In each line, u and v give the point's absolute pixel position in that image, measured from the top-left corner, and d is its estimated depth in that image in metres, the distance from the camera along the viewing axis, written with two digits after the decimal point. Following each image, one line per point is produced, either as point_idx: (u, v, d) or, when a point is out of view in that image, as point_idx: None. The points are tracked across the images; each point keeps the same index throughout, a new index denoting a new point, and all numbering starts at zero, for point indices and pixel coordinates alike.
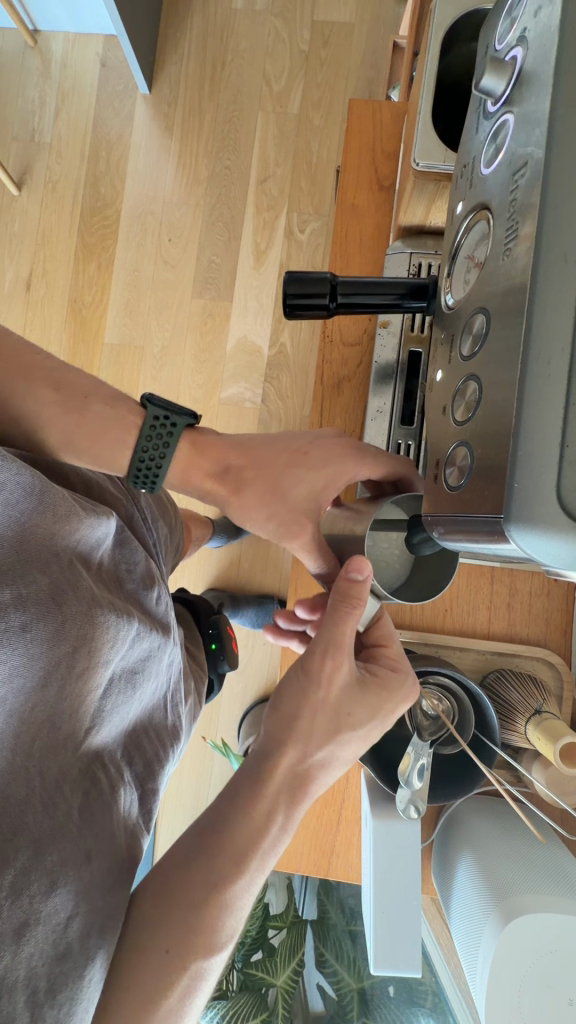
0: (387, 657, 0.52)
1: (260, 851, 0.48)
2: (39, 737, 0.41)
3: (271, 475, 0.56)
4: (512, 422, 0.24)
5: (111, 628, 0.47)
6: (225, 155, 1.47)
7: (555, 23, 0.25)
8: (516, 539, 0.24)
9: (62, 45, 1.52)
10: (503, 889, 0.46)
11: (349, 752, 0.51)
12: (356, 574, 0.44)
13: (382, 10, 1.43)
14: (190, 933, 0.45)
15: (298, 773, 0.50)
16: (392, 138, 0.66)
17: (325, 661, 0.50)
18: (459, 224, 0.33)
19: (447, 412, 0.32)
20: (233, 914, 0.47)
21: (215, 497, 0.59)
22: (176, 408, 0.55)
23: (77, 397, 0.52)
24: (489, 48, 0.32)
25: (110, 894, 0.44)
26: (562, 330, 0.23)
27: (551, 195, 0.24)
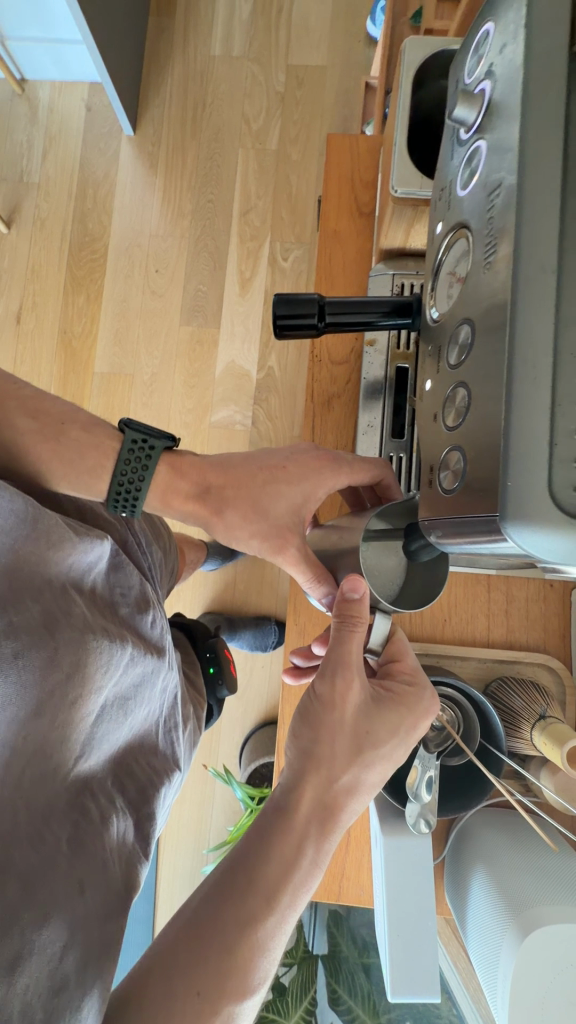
0: (403, 672, 0.48)
1: (292, 886, 0.42)
2: (28, 767, 0.41)
3: (250, 493, 0.54)
4: (501, 424, 0.25)
5: (103, 656, 0.47)
6: (209, 190, 1.52)
7: (519, 59, 0.27)
8: (514, 537, 0.25)
9: (48, 93, 1.59)
10: (520, 903, 0.45)
11: (376, 775, 0.46)
12: (352, 596, 0.43)
13: (353, 52, 1.51)
14: (225, 975, 0.39)
15: (326, 800, 0.45)
16: (370, 169, 0.69)
17: (335, 682, 0.46)
18: (440, 243, 0.34)
19: (438, 417, 0.33)
20: (267, 958, 0.41)
21: (196, 516, 0.56)
22: (155, 430, 0.54)
23: (55, 425, 0.52)
24: (459, 82, 0.33)
25: (107, 923, 0.42)
26: (544, 337, 0.25)
27: (526, 212, 0.25)
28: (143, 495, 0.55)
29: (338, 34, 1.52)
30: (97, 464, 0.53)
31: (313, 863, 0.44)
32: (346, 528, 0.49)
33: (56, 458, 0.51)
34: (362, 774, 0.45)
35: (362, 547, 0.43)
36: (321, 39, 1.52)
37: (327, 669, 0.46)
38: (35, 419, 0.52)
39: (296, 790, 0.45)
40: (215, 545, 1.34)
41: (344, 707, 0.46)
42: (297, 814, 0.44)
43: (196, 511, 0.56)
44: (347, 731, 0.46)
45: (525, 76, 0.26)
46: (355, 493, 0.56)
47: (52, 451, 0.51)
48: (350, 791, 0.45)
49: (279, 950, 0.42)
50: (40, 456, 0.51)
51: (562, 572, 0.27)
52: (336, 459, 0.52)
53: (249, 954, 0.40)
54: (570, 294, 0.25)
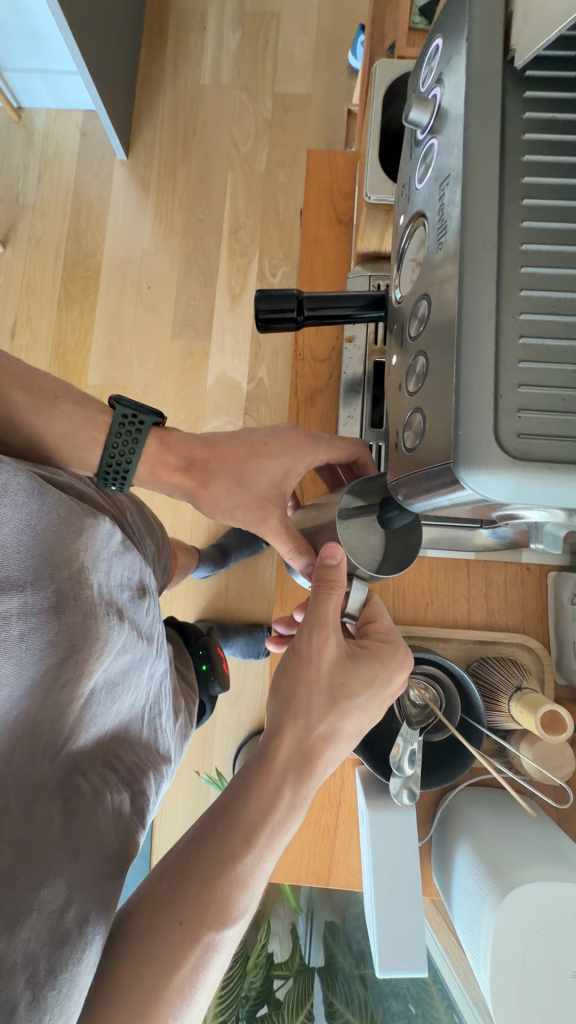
0: (378, 632, 0.50)
1: (270, 827, 0.44)
2: (19, 744, 0.42)
3: (234, 466, 0.58)
4: (454, 380, 0.28)
5: (102, 640, 0.48)
6: (199, 209, 1.58)
7: (463, 65, 0.30)
8: (472, 484, 0.27)
9: (44, 119, 1.65)
10: (500, 867, 0.46)
11: (353, 727, 0.48)
12: (331, 561, 0.46)
13: (336, 81, 1.59)
14: (206, 904, 0.42)
15: (304, 748, 0.47)
16: (348, 180, 0.74)
17: (312, 637, 0.48)
18: (403, 232, 0.37)
19: (402, 388, 0.35)
20: (248, 891, 0.43)
21: (183, 489, 0.61)
22: (143, 406, 0.58)
23: (48, 397, 0.55)
24: (415, 90, 0.37)
25: (105, 884, 0.44)
26: (487, 303, 0.28)
27: (471, 194, 0.28)
28: (133, 468, 0.60)
29: (321, 64, 1.60)
30: (90, 438, 0.57)
31: (292, 806, 0.46)
32: (325, 504, 0.52)
33: (50, 429, 0.56)
34: (339, 723, 0.47)
35: (338, 522, 0.47)
36: (306, 68, 1.60)
37: (304, 627, 0.49)
38: (29, 391, 0.55)
39: (275, 737, 0.47)
40: (207, 551, 1.35)
41: (320, 660, 0.48)
42: (276, 761, 0.46)
43: (184, 483, 0.61)
44: (323, 683, 0.48)
45: (467, 75, 0.29)
46: (333, 471, 0.59)
47: (47, 420, 0.55)
48: (326, 739, 0.47)
49: (261, 889, 0.44)
50: (35, 426, 0.55)
51: (515, 516, 0.29)
52: (314, 436, 0.56)
53: (228, 887, 0.42)
54: (510, 266, 0.28)
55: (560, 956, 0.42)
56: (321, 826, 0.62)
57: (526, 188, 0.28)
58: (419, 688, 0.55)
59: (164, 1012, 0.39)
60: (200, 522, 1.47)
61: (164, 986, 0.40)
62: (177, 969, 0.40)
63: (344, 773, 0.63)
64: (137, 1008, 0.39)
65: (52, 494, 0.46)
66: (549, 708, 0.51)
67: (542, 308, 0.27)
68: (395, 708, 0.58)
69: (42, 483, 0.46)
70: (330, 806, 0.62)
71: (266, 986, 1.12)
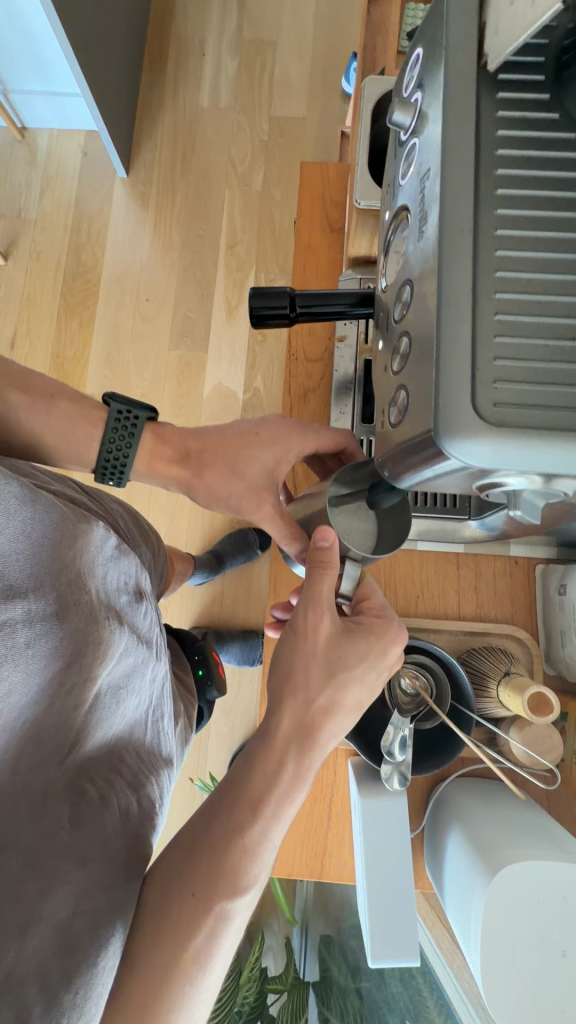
0: (372, 606, 0.52)
1: (276, 798, 0.46)
2: (26, 751, 0.42)
3: (227, 456, 0.60)
4: (434, 357, 0.30)
5: (106, 643, 0.48)
6: (197, 225, 1.62)
7: (441, 68, 0.32)
8: (455, 453, 0.29)
9: (46, 139, 1.70)
10: (490, 848, 0.47)
11: (353, 698, 0.48)
12: (323, 543, 0.48)
13: (330, 105, 1.65)
14: (216, 876, 0.44)
15: (304, 721, 0.48)
16: (339, 190, 0.77)
17: (307, 615, 0.49)
18: (388, 226, 0.39)
19: (388, 368, 0.37)
20: (257, 862, 0.45)
21: (179, 482, 0.63)
22: (137, 402, 0.61)
23: (44, 397, 0.58)
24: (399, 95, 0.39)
25: (113, 890, 0.44)
26: (464, 283, 0.29)
27: (448, 186, 0.30)
28: (130, 464, 0.62)
29: (315, 88, 1.66)
30: (87, 435, 0.60)
31: (296, 778, 0.47)
32: (315, 493, 0.53)
33: (48, 426, 0.58)
34: (338, 695, 0.48)
35: (330, 512, 0.47)
36: (300, 92, 1.67)
37: (300, 605, 0.50)
38: (24, 390, 0.58)
39: (276, 712, 0.48)
40: (203, 557, 1.36)
41: (316, 636, 0.49)
42: (277, 734, 0.47)
43: (179, 475, 0.63)
44: (320, 657, 0.48)
45: (444, 77, 0.32)
46: (321, 463, 0.61)
47: (45, 418, 0.58)
48: (326, 710, 0.48)
49: (270, 859, 0.47)
50: (33, 427, 0.58)
51: (497, 484, 0.31)
52: (303, 426, 0.58)
53: (238, 859, 0.45)
54: (486, 250, 0.30)
55: (550, 934, 0.43)
56: (314, 817, 0.62)
57: (500, 180, 0.30)
58: (410, 676, 0.56)
59: (181, 981, 0.42)
60: (195, 528, 1.48)
61: (181, 953, 0.42)
62: (193, 937, 0.43)
63: (336, 764, 0.63)
64: (156, 977, 0.42)
65: (41, 502, 0.46)
66: (535, 689, 0.52)
67: (515, 288, 0.29)
68: (386, 694, 0.59)
69: (30, 491, 0.46)
70: (323, 797, 0.63)
71: (259, 1001, 1.09)
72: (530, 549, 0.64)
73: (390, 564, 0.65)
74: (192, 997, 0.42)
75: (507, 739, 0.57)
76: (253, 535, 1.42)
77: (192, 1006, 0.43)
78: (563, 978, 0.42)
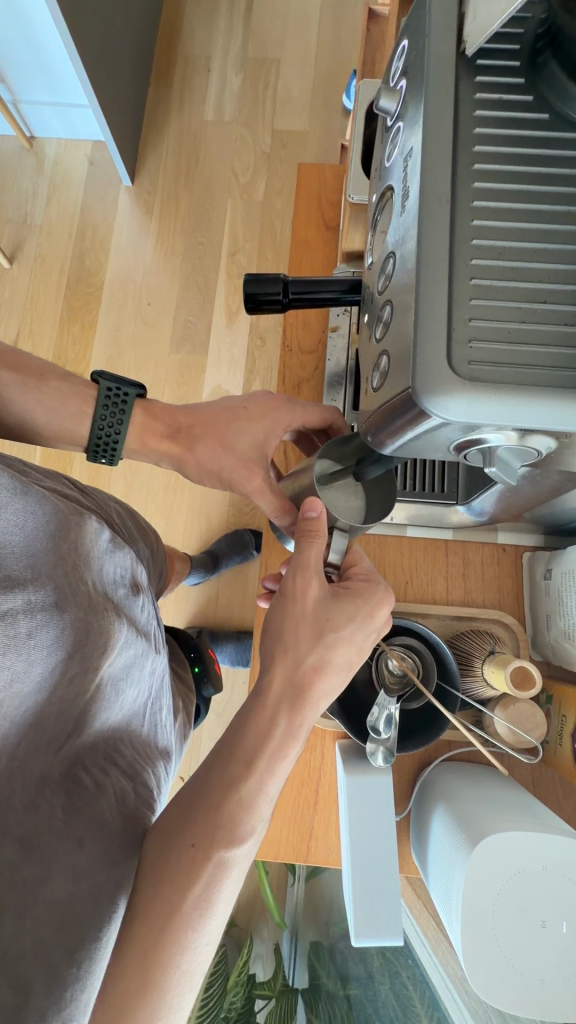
0: (359, 573, 0.53)
1: (269, 752, 0.45)
2: (24, 739, 0.43)
3: (218, 430, 0.64)
4: (412, 323, 0.31)
5: (105, 634, 0.48)
6: (199, 233, 1.66)
7: (424, 54, 0.34)
8: (435, 409, 0.30)
9: (54, 148, 1.74)
10: (471, 823, 0.47)
11: (341, 657, 0.48)
12: (311, 514, 0.49)
13: (331, 120, 1.70)
14: (213, 827, 0.43)
15: (296, 680, 0.47)
16: (336, 189, 0.80)
17: (295, 580, 0.50)
18: (375, 207, 0.41)
19: (372, 338, 0.39)
20: (255, 813, 0.45)
21: (171, 456, 0.67)
22: (126, 380, 0.64)
23: (35, 375, 0.62)
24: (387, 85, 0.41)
25: (113, 868, 0.44)
26: (440, 250, 0.31)
27: (428, 162, 0.32)
28: (121, 441, 0.66)
29: (317, 104, 1.71)
30: (79, 412, 0.63)
31: (288, 733, 0.47)
32: (304, 469, 0.55)
33: (39, 405, 0.61)
34: (327, 653, 0.48)
35: (319, 489, 0.50)
36: (303, 107, 1.71)
37: (288, 571, 0.51)
38: (16, 371, 0.61)
39: (267, 672, 0.48)
40: (198, 557, 1.35)
41: (305, 598, 0.49)
42: (269, 694, 0.47)
43: (171, 450, 0.66)
44: (309, 619, 0.49)
45: (426, 63, 0.34)
46: (308, 439, 0.66)
47: (36, 393, 0.61)
48: (316, 670, 0.48)
49: (268, 811, 0.46)
50: (25, 406, 0.61)
51: (480, 437, 0.33)
52: (291, 400, 0.62)
53: (234, 809, 0.44)
54: (463, 220, 0.31)
55: (529, 906, 0.44)
56: (301, 800, 0.62)
57: (477, 156, 0.32)
58: (397, 657, 0.57)
59: (182, 927, 0.42)
60: (192, 527, 1.48)
61: (181, 901, 0.42)
62: (192, 886, 0.42)
63: (324, 748, 0.63)
64: (158, 922, 0.41)
65: (35, 496, 0.46)
66: (518, 663, 0.53)
67: (491, 254, 0.31)
68: (374, 671, 0.59)
69: (24, 484, 0.46)
70: (310, 781, 0.63)
71: (246, 1005, 1.07)
72: (518, 537, 0.65)
73: (379, 549, 0.66)
74: (195, 941, 0.42)
75: (493, 717, 0.58)
76: (249, 534, 1.42)
77: (196, 952, 0.42)
78: (542, 947, 0.44)
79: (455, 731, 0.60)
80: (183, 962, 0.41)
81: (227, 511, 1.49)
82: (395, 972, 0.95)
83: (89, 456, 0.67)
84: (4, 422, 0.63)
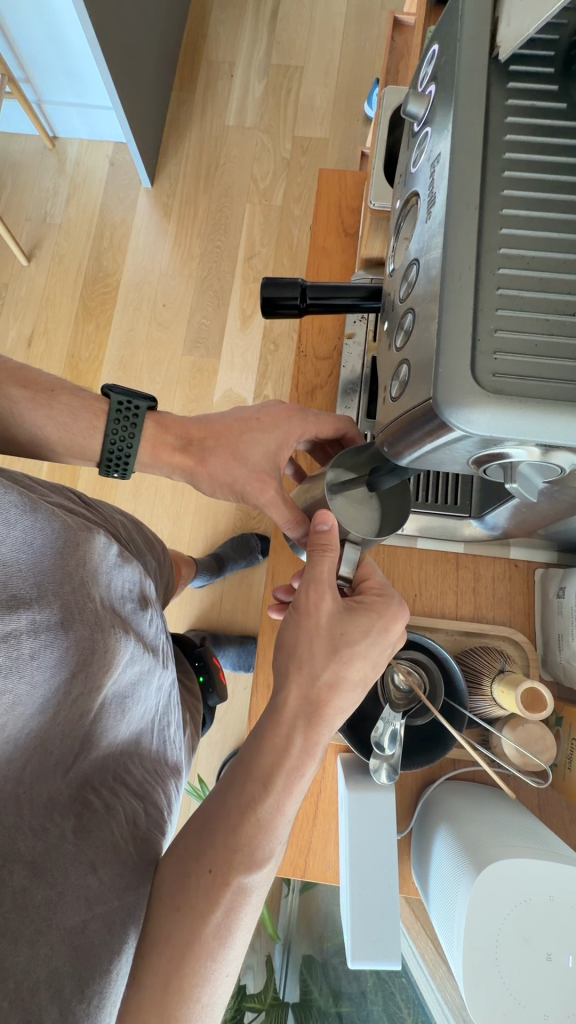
0: (372, 587, 0.52)
1: (286, 772, 0.46)
2: (30, 761, 0.42)
3: (230, 442, 0.64)
4: (435, 338, 0.30)
5: (110, 651, 0.48)
6: (216, 237, 1.67)
7: (456, 57, 0.33)
8: (457, 424, 0.30)
9: (76, 148, 1.75)
10: (476, 847, 0.46)
11: (357, 673, 0.48)
12: (322, 527, 0.49)
13: (352, 128, 1.70)
14: (231, 852, 0.44)
15: (311, 697, 0.47)
16: (355, 197, 0.79)
17: (309, 595, 0.49)
18: (399, 211, 0.40)
19: (391, 347, 0.38)
20: (273, 837, 0.45)
21: (183, 468, 0.67)
22: (136, 393, 0.65)
23: (45, 390, 0.63)
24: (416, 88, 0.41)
25: (126, 894, 0.44)
26: (467, 262, 0.30)
27: (456, 171, 0.31)
28: (133, 454, 0.67)
29: (339, 111, 1.71)
30: (90, 426, 0.64)
31: (305, 754, 0.47)
32: (317, 481, 0.55)
33: (50, 421, 0.62)
34: (342, 669, 0.47)
35: (329, 497, 0.49)
36: (325, 115, 1.72)
37: (301, 585, 0.50)
38: (26, 388, 0.62)
39: (282, 691, 0.48)
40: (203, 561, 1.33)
41: (319, 614, 0.49)
42: (285, 711, 0.47)
43: (183, 462, 0.67)
44: (323, 633, 0.48)
45: (457, 68, 0.33)
46: (322, 448, 0.66)
47: (46, 406, 0.62)
48: (332, 685, 0.47)
49: (285, 834, 0.46)
50: (34, 420, 0.62)
51: (510, 457, 0.32)
52: (304, 410, 0.62)
53: (252, 832, 0.44)
54: (490, 228, 0.30)
55: (533, 936, 0.43)
56: (301, 814, 0.61)
57: (507, 164, 0.31)
58: (404, 672, 0.56)
59: (202, 957, 0.42)
60: (198, 531, 1.48)
61: (201, 930, 0.42)
62: (212, 914, 0.42)
63: (326, 762, 0.62)
64: (177, 953, 0.41)
65: (43, 511, 0.45)
66: (529, 685, 0.52)
67: (518, 264, 0.30)
68: (379, 687, 0.58)
69: (32, 500, 0.45)
70: (310, 794, 0.61)
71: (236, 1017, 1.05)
72: (530, 552, 0.63)
73: (389, 561, 0.64)
74: (215, 971, 0.42)
75: (500, 738, 0.56)
76: (255, 539, 1.42)
77: (216, 984, 0.43)
78: (545, 980, 0.43)
79: (461, 750, 0.58)
80: (204, 991, 0.42)
81: (235, 515, 1.48)
82: (389, 992, 0.94)
83: (101, 470, 0.68)
84: (14, 437, 0.64)
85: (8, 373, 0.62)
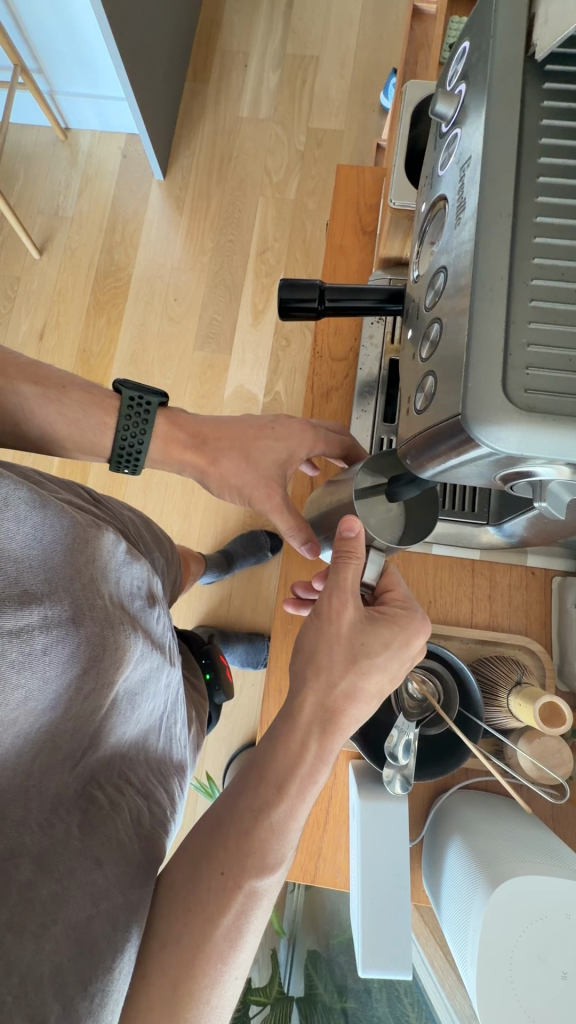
0: (395, 598, 0.51)
1: (300, 780, 0.45)
2: (39, 754, 0.42)
3: (243, 445, 0.66)
4: (463, 349, 0.29)
5: (120, 646, 0.48)
6: (229, 231, 1.65)
7: (488, 55, 0.32)
8: (485, 440, 0.29)
9: (88, 141, 1.73)
10: (491, 860, 0.46)
11: (374, 685, 0.47)
12: (348, 534, 0.48)
13: (367, 120, 1.67)
14: (243, 856, 0.44)
15: (328, 706, 0.47)
16: (374, 194, 0.78)
17: (332, 602, 0.49)
18: (424, 215, 0.39)
19: (416, 356, 0.37)
20: (284, 841, 0.45)
21: (194, 466, 0.68)
22: (148, 388, 0.65)
23: (56, 386, 0.61)
24: (442, 86, 0.39)
25: (131, 891, 0.44)
26: (500, 270, 0.29)
27: (488, 175, 0.30)
28: (144, 452, 0.67)
29: (355, 103, 1.68)
30: (101, 424, 0.64)
31: (319, 764, 0.46)
32: (337, 485, 0.54)
33: (60, 418, 0.62)
34: (360, 680, 0.47)
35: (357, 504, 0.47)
36: (340, 107, 1.68)
37: (324, 591, 0.50)
38: (35, 382, 0.61)
39: (299, 697, 0.47)
40: (213, 557, 1.33)
41: (340, 622, 0.48)
42: (300, 718, 0.47)
43: (194, 459, 0.67)
44: (344, 642, 0.48)
45: (491, 65, 0.32)
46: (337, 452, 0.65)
47: (57, 401, 0.61)
48: (349, 696, 0.47)
49: (296, 841, 0.46)
50: (46, 416, 0.61)
51: (540, 473, 0.31)
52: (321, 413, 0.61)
53: (265, 834, 0.44)
54: (524, 236, 0.29)
55: (548, 953, 0.43)
56: (311, 820, 0.61)
57: (542, 167, 0.30)
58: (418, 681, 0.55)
59: (212, 958, 0.42)
60: (208, 528, 1.47)
61: (212, 931, 0.43)
62: (222, 917, 0.43)
63: (336, 767, 0.62)
64: (188, 953, 0.42)
65: (53, 507, 0.45)
66: (547, 699, 0.51)
67: (552, 276, 0.29)
68: (392, 700, 0.57)
69: (40, 495, 0.44)
70: (321, 800, 0.61)
71: (242, 1009, 1.07)
72: (548, 559, 0.62)
73: (404, 567, 0.63)
74: (224, 972, 0.43)
75: (515, 749, 0.56)
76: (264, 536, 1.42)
77: (225, 987, 0.43)
78: (561, 999, 0.42)
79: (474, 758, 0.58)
80: (213, 991, 0.42)
81: (244, 513, 1.48)
82: (395, 994, 0.97)
83: (111, 466, 0.67)
84: (24, 433, 0.63)
85: (19, 368, 0.61)
